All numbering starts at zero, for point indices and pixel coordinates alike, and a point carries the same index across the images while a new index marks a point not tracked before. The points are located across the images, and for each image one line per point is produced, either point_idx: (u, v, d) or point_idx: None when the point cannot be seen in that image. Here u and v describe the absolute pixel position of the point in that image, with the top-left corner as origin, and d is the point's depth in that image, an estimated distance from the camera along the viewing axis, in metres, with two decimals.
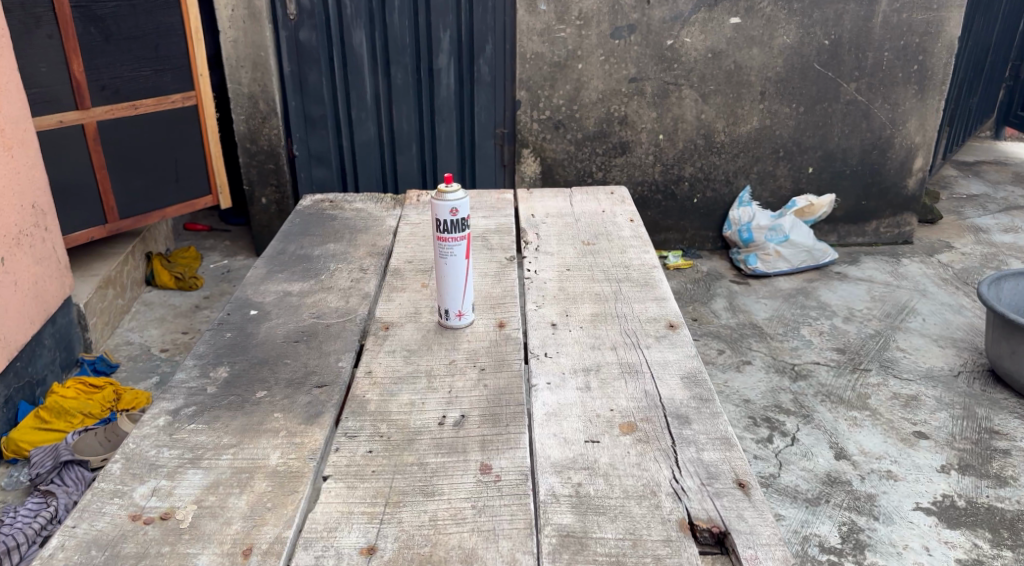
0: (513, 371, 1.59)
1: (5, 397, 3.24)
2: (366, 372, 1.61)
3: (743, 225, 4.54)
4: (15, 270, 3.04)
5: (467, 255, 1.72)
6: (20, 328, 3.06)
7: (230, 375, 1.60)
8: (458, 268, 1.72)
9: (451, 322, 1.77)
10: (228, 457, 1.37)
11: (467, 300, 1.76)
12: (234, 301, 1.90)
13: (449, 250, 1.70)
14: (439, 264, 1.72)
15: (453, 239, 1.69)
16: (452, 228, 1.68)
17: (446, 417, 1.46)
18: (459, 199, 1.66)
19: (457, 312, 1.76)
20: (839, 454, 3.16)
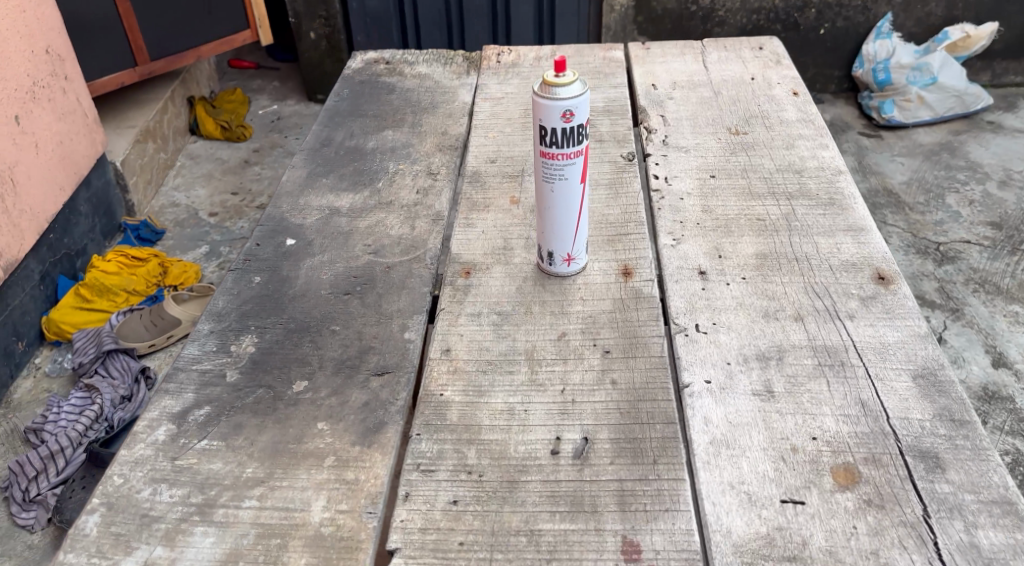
0: (655, 357, 1.12)
1: (41, 274, 2.92)
2: (443, 350, 1.15)
3: (879, 63, 3.61)
4: (33, 129, 2.65)
5: (584, 178, 1.19)
6: (48, 197, 2.72)
7: (258, 352, 1.15)
8: (571, 199, 1.20)
9: (555, 270, 1.27)
10: (252, 505, 0.93)
11: (583, 239, 1.25)
12: (266, 222, 1.43)
13: (560, 172, 1.17)
14: (541, 188, 1.20)
15: (566, 156, 1.15)
16: (565, 140, 1.14)
17: (563, 441, 1.00)
18: (576, 96, 1.11)
19: (565, 256, 1.26)
20: (999, 360, 2.40)
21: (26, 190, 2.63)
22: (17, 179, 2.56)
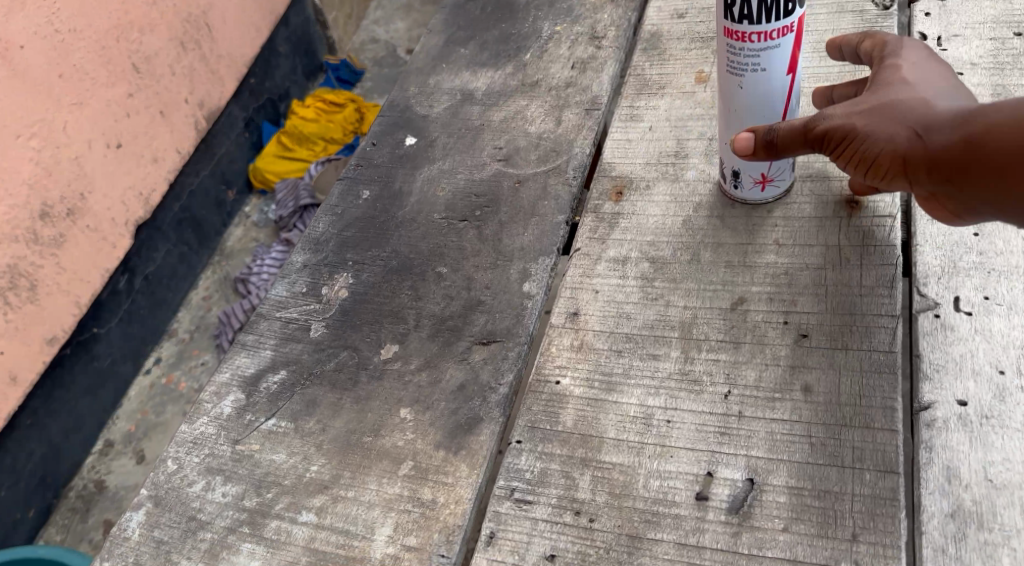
0: (878, 354, 0.75)
1: (245, 121, 2.86)
2: (569, 314, 0.86)
3: None
4: None
5: (793, 68, 0.78)
6: (246, 43, 2.46)
7: (350, 298, 0.93)
8: (771, 100, 0.79)
9: (743, 196, 0.89)
10: (308, 521, 0.75)
11: (788, 159, 0.85)
12: (387, 113, 1.16)
13: (755, 59, 0.77)
14: (725, 83, 0.81)
15: (764, 36, 0.75)
16: (765, 8, 0.73)
17: (717, 482, 0.71)
18: None
19: (757, 182, 0.87)
20: None
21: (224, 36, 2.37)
22: (213, 23, 2.30)
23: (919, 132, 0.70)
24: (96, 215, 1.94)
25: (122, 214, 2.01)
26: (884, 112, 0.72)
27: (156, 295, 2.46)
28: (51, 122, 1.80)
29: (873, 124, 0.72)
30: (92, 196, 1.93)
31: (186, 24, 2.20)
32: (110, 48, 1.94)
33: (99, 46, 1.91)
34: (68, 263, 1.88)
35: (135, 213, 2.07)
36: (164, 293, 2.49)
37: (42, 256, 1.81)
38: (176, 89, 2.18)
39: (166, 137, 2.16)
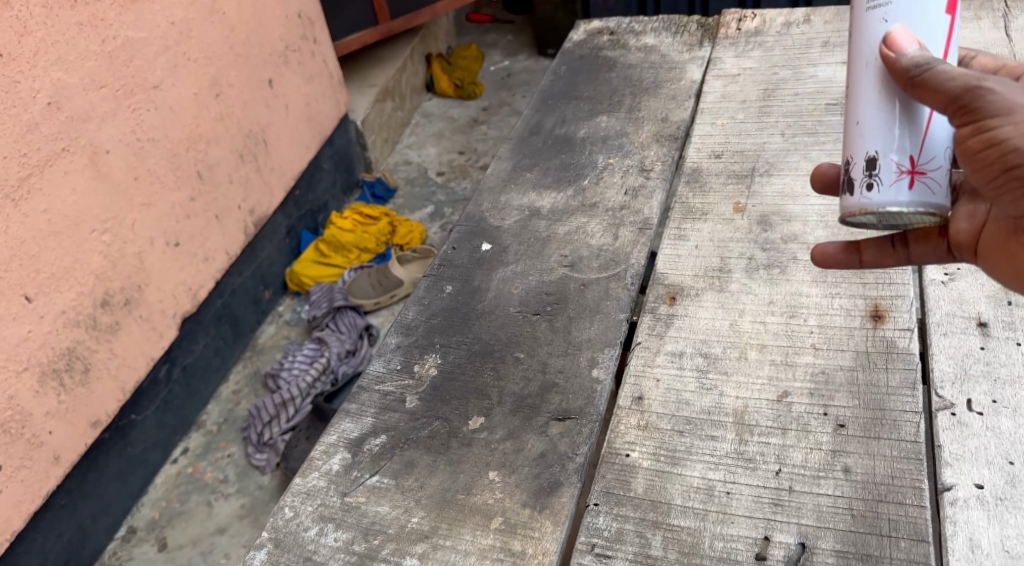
0: (905, 444, 0.88)
1: (286, 228, 3.07)
2: (634, 398, 0.99)
3: None
4: (286, 92, 2.76)
5: (952, 8, 0.79)
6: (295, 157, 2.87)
7: (439, 375, 1.06)
8: (923, 20, 0.79)
9: (879, 198, 0.82)
10: (412, 564, 0.86)
11: (934, 146, 0.80)
12: (464, 222, 1.33)
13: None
14: (867, 29, 0.82)
15: None
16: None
17: (772, 544, 0.82)
18: None
19: (901, 170, 0.80)
20: None
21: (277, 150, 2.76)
22: (269, 140, 2.70)
23: None
24: (149, 306, 2.18)
25: (171, 306, 2.26)
26: None
27: (190, 386, 2.57)
28: (122, 220, 2.06)
29: None
30: (148, 289, 2.17)
31: (246, 140, 2.59)
32: (181, 158, 2.28)
33: (171, 156, 2.24)
34: (120, 350, 2.08)
35: (181, 306, 2.31)
36: (198, 386, 2.59)
37: (98, 342, 2.01)
38: (230, 196, 2.52)
39: (217, 239, 2.47)
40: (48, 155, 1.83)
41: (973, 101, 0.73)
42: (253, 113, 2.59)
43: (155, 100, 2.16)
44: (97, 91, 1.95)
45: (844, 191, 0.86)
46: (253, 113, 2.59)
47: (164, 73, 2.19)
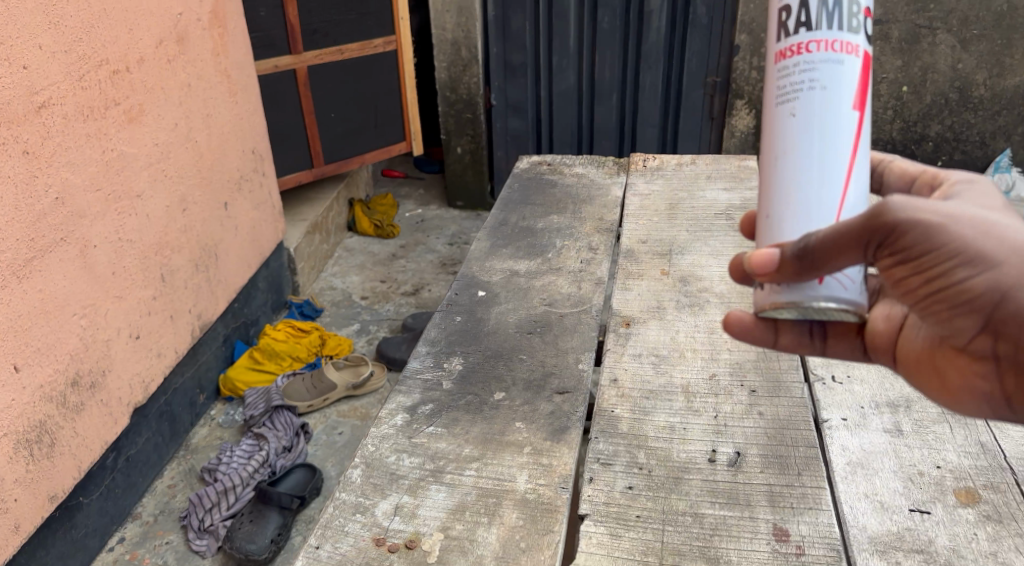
0: (796, 398, 1.28)
1: (224, 336, 3.15)
2: (611, 380, 1.39)
3: None
4: (236, 216, 3.09)
5: (858, 104, 0.94)
6: (238, 273, 3.13)
7: (465, 369, 1.42)
8: (832, 118, 0.93)
9: (790, 291, 0.93)
10: (472, 474, 1.18)
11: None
12: (460, 278, 1.74)
13: (813, 77, 0.93)
14: (781, 121, 0.96)
15: (832, 51, 0.93)
16: (822, 24, 0.93)
17: (718, 453, 1.20)
18: None
19: None
20: None
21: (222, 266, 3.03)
22: (219, 255, 2.98)
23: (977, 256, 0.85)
24: (109, 391, 2.33)
25: (127, 396, 2.41)
26: (949, 226, 0.85)
27: (131, 478, 2.58)
28: (97, 308, 2.27)
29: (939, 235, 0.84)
30: (110, 376, 2.33)
31: (201, 252, 2.85)
32: (149, 260, 2.53)
33: (142, 257, 2.49)
34: (81, 430, 2.21)
35: (134, 396, 2.47)
36: (137, 477, 2.61)
37: (65, 420, 2.13)
38: (184, 300, 2.74)
39: (169, 337, 2.66)
40: (50, 242, 2.07)
41: (881, 232, 0.85)
42: (210, 228, 2.91)
43: (136, 207, 2.45)
44: (93, 193, 2.24)
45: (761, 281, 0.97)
46: (209, 228, 2.91)
47: (145, 185, 2.50)
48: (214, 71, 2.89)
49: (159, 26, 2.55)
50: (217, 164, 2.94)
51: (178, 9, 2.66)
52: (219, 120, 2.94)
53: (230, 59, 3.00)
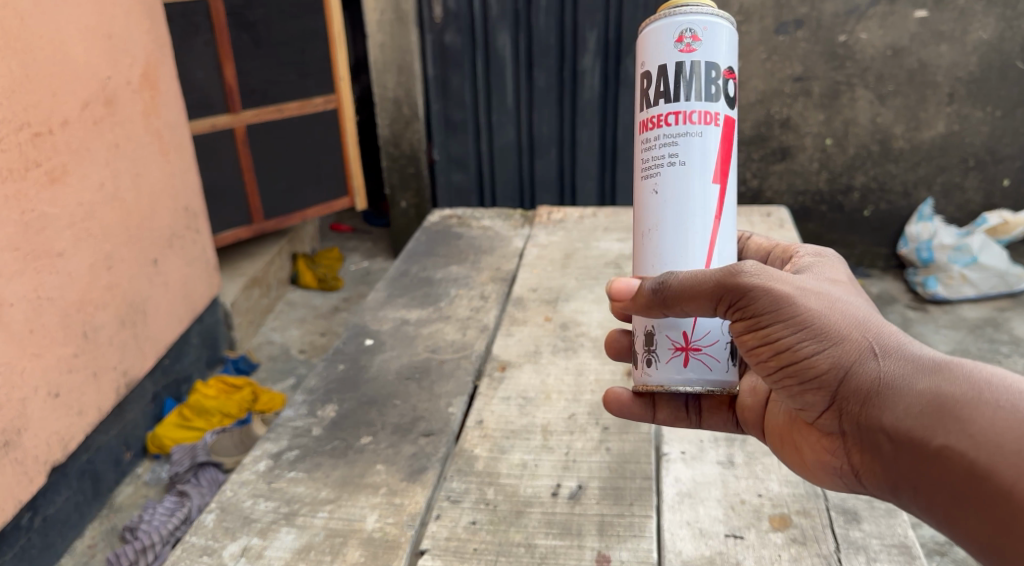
0: (643, 433, 1.37)
1: (152, 394, 2.90)
2: (477, 421, 1.45)
3: (923, 244, 3.34)
4: (166, 272, 2.92)
5: (717, 177, 1.11)
6: (171, 330, 2.94)
7: (337, 416, 1.48)
8: (694, 187, 1.11)
9: (658, 373, 1.13)
10: (324, 515, 1.24)
11: (700, 331, 1.09)
12: (351, 327, 1.80)
13: (674, 150, 1.10)
14: (649, 190, 1.13)
15: (692, 124, 1.09)
16: (681, 93, 1.09)
17: (562, 487, 1.26)
18: (711, 47, 1.09)
19: (677, 352, 1.11)
20: None
21: (153, 323, 2.84)
22: (149, 312, 2.78)
23: (820, 332, 0.97)
24: (25, 449, 2.12)
25: (45, 452, 2.20)
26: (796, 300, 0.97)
27: (48, 538, 2.33)
28: (14, 367, 2.09)
29: (787, 308, 0.97)
30: (25, 435, 2.12)
31: (128, 309, 2.65)
32: (72, 316, 2.35)
33: (63, 315, 2.31)
34: None
35: (52, 454, 2.24)
36: (55, 537, 2.36)
37: None
38: (108, 357, 2.51)
39: (92, 395, 2.44)
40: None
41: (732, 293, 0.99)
42: (138, 285, 2.72)
43: (57, 266, 2.29)
44: (11, 253, 2.10)
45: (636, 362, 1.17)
46: (138, 285, 2.72)
47: (67, 244, 2.34)
48: (145, 131, 2.79)
49: (85, 87, 2.44)
50: (147, 220, 2.80)
51: (107, 73, 2.56)
52: (150, 179, 2.81)
53: (162, 119, 2.91)
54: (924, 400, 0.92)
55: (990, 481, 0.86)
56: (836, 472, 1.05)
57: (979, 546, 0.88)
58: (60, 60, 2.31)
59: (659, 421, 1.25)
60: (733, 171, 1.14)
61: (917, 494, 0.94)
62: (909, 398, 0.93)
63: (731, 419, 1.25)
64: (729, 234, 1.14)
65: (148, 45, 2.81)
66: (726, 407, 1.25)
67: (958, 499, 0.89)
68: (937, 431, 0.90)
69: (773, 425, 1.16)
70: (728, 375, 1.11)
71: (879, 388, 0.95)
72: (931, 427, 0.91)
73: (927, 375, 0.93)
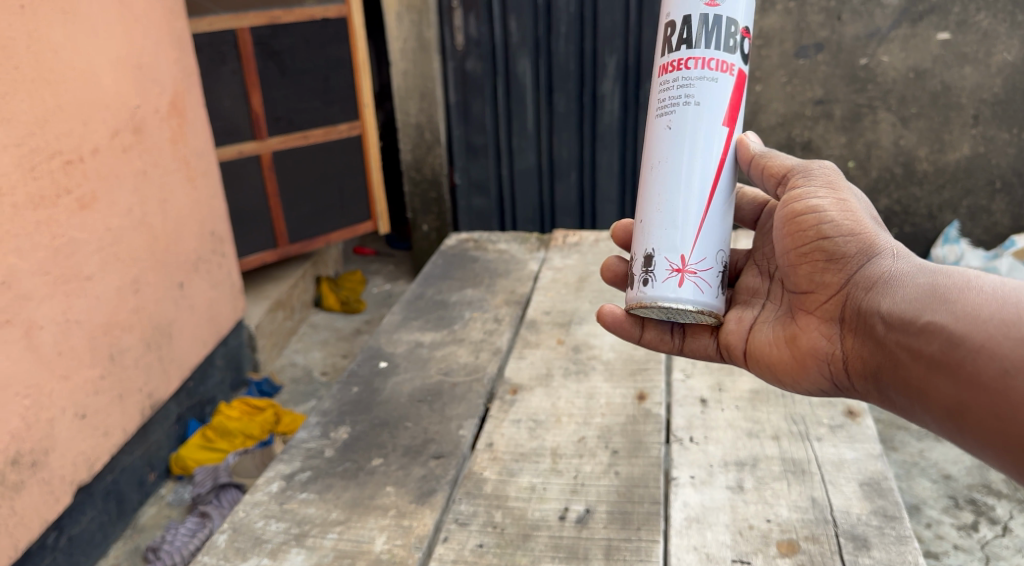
0: (651, 458, 1.37)
1: (177, 415, 2.94)
2: (486, 444, 1.45)
3: (949, 267, 3.26)
4: (192, 295, 2.97)
5: (728, 121, 1.20)
6: (195, 353, 3.00)
7: (350, 438, 1.50)
8: (703, 125, 1.19)
9: (653, 291, 1.21)
10: (333, 537, 1.25)
11: (697, 254, 1.19)
12: (366, 350, 1.82)
13: (690, 91, 1.19)
14: (662, 122, 1.22)
15: (709, 70, 1.17)
16: (701, 42, 1.18)
17: (569, 511, 1.26)
18: (730, 10, 1.17)
19: (672, 271, 1.20)
20: (970, 499, 2.24)
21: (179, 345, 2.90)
22: (174, 333, 2.83)
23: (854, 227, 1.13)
24: (51, 470, 2.16)
25: (71, 473, 2.24)
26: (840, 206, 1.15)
27: (72, 559, 2.35)
28: (41, 388, 2.13)
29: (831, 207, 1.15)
30: (52, 455, 2.17)
31: (154, 331, 2.70)
32: (98, 339, 2.39)
33: (90, 337, 2.36)
34: (22, 508, 2.04)
35: (78, 475, 2.28)
36: (79, 558, 2.38)
37: (3, 497, 1.97)
38: (134, 379, 2.56)
39: (118, 417, 2.48)
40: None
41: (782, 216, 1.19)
42: (164, 308, 2.77)
43: (86, 290, 2.34)
44: (40, 277, 2.15)
45: (632, 284, 1.25)
46: (164, 308, 2.77)
47: (96, 268, 2.39)
48: (173, 158, 2.85)
49: (115, 116, 2.51)
50: (173, 244, 2.85)
51: (136, 102, 2.63)
52: (176, 205, 2.87)
53: (189, 146, 2.98)
54: (923, 289, 1.01)
55: (961, 348, 0.92)
56: (824, 364, 1.14)
57: (944, 410, 0.94)
58: (91, 92, 2.39)
59: (645, 341, 1.33)
60: (741, 121, 1.22)
61: (897, 370, 1.01)
62: (910, 286, 1.03)
63: (712, 343, 1.32)
64: (730, 172, 1.22)
65: (175, 74, 2.89)
66: (707, 332, 1.32)
67: (929, 367, 0.95)
68: (927, 310, 0.98)
69: (758, 341, 1.24)
70: (716, 301, 1.21)
71: (885, 276, 1.07)
72: (923, 308, 0.99)
73: (930, 272, 1.03)
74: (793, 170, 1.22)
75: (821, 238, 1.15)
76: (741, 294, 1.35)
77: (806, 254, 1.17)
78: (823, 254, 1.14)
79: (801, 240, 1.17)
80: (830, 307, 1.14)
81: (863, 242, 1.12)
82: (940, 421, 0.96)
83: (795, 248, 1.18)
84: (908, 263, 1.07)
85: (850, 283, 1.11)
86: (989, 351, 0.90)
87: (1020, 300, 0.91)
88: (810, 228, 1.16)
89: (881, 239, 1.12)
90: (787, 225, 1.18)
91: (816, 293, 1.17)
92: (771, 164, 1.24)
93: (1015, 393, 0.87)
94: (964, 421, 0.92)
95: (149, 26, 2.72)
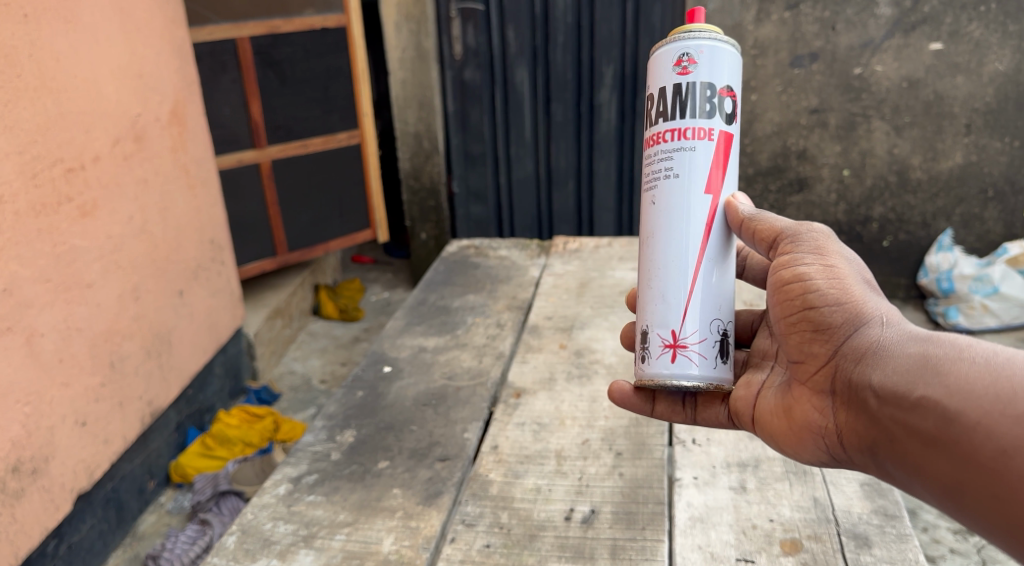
0: (655, 460, 1.39)
1: (177, 423, 2.94)
2: (491, 447, 1.47)
3: (942, 273, 3.33)
4: (192, 303, 2.98)
5: (708, 189, 1.18)
6: (195, 361, 3.00)
7: (355, 441, 1.51)
8: (685, 196, 1.18)
9: (649, 368, 1.21)
10: (341, 538, 1.26)
11: (689, 327, 1.18)
12: (370, 355, 1.84)
13: (670, 163, 1.19)
14: (650, 198, 1.22)
15: (688, 139, 1.17)
16: (677, 112, 1.18)
17: (574, 511, 1.28)
18: (709, 75, 1.16)
19: (664, 346, 1.19)
20: None
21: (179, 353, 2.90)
22: (174, 341, 2.84)
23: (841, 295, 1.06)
24: (51, 477, 2.16)
25: (71, 481, 2.24)
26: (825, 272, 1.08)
27: None
28: (42, 396, 2.14)
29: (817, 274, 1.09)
30: (53, 462, 2.17)
31: (154, 339, 2.71)
32: (99, 347, 2.40)
33: (91, 345, 2.36)
34: (22, 515, 2.04)
35: (78, 482, 2.28)
36: None
37: (3, 505, 1.97)
38: (134, 387, 2.57)
39: (118, 424, 2.49)
40: None
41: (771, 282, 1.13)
42: (164, 316, 2.78)
43: (86, 297, 2.35)
44: (41, 283, 2.16)
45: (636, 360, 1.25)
46: (163, 316, 2.78)
47: (97, 276, 2.40)
48: (174, 166, 2.87)
49: (116, 125, 2.53)
50: (173, 252, 2.86)
51: (136, 111, 2.64)
52: (176, 214, 2.88)
53: (189, 154, 2.99)
54: (914, 359, 0.96)
55: (957, 425, 0.88)
56: (820, 438, 1.09)
57: (943, 486, 0.91)
58: (92, 101, 2.40)
59: (658, 414, 1.29)
60: (730, 185, 1.20)
61: (893, 446, 0.96)
62: (900, 357, 0.98)
63: (724, 410, 1.28)
64: (719, 241, 1.20)
65: (176, 83, 2.91)
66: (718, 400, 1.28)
67: (925, 444, 0.92)
68: (920, 383, 0.93)
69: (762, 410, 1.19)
70: (719, 372, 1.19)
71: (874, 349, 1.01)
72: (915, 382, 0.94)
73: (919, 341, 0.98)
74: (783, 234, 1.15)
75: (808, 308, 1.09)
76: (755, 357, 1.30)
77: (795, 324, 1.11)
78: (810, 324, 1.09)
79: (789, 308, 1.11)
80: (821, 378, 1.09)
81: (851, 310, 1.05)
82: (940, 497, 0.92)
83: (784, 316, 1.13)
84: (897, 330, 1.01)
85: (838, 354, 1.05)
86: (984, 427, 0.86)
87: (1014, 374, 0.87)
88: (797, 297, 1.10)
89: (869, 303, 1.06)
90: (777, 292, 1.13)
91: (806, 363, 1.11)
92: (761, 228, 1.15)
93: (1014, 473, 0.83)
94: (964, 499, 0.89)
95: (150, 35, 2.74)
